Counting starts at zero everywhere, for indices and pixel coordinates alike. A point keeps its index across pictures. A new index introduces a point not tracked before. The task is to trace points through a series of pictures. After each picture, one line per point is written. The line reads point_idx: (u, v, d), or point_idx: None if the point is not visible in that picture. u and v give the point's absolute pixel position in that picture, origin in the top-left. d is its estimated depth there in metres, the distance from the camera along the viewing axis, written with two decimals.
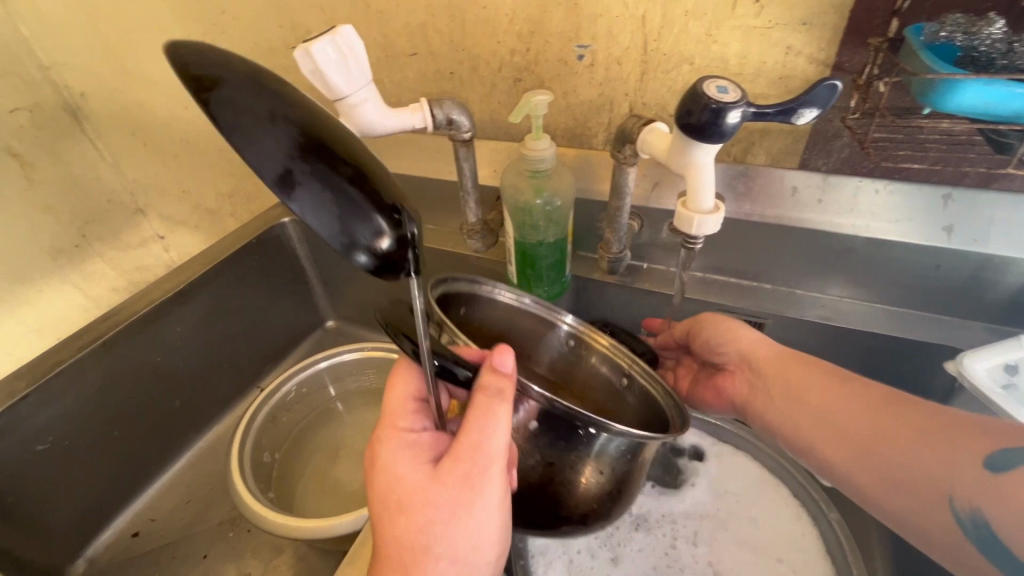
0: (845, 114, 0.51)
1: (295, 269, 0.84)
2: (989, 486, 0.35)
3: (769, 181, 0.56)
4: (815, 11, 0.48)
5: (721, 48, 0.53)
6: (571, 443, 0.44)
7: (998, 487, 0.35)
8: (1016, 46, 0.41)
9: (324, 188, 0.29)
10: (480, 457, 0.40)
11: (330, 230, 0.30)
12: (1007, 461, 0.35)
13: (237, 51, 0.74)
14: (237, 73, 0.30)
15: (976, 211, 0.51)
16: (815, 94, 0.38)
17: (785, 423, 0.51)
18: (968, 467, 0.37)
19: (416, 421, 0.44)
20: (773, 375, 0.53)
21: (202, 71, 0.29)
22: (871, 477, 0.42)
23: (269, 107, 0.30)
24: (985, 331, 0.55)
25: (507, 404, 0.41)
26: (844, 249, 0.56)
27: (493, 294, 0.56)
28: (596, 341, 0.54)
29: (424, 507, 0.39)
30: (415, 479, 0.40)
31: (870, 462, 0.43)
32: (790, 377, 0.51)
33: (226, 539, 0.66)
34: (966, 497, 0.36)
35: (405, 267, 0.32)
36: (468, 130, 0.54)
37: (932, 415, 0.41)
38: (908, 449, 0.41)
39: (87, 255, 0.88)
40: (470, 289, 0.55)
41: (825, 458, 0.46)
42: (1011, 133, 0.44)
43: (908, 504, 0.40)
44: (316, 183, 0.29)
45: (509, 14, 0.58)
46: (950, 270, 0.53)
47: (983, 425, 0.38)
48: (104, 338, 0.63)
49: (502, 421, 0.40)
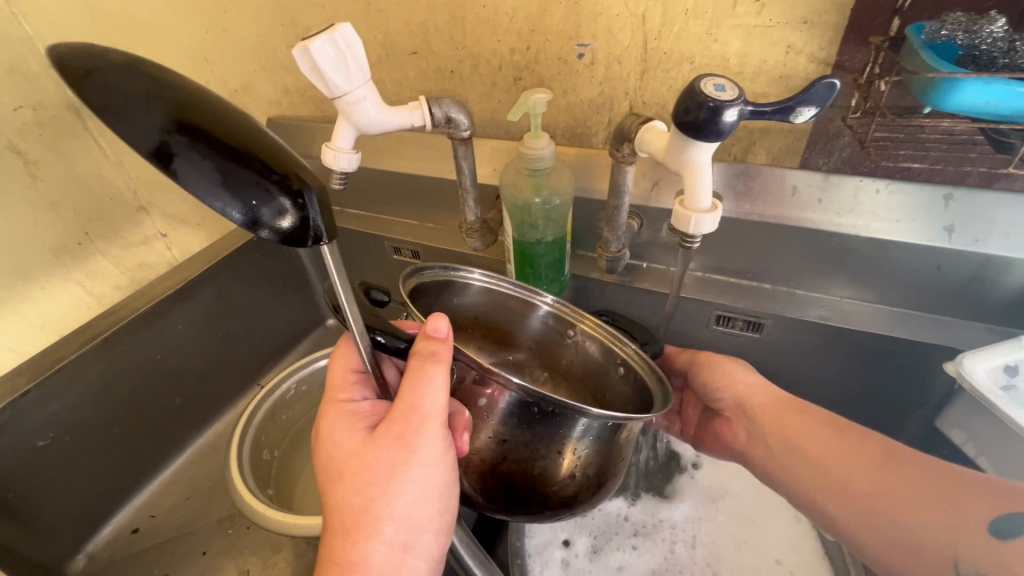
0: (846, 113, 0.51)
1: (296, 267, 0.84)
2: (998, 556, 0.38)
3: (769, 181, 0.55)
4: (817, 9, 0.48)
5: (721, 47, 0.53)
6: (548, 423, 0.44)
7: (1005, 557, 0.37)
8: (1018, 44, 0.41)
9: (210, 167, 0.30)
10: (411, 417, 0.41)
11: (227, 207, 0.30)
12: (1013, 529, 0.38)
13: (239, 49, 0.74)
14: (112, 61, 0.30)
15: (978, 210, 0.50)
16: (813, 92, 0.37)
17: (782, 472, 0.53)
18: (975, 533, 0.40)
19: (358, 392, 0.46)
20: (767, 421, 0.55)
21: (76, 63, 0.29)
22: (871, 537, 0.45)
23: (146, 89, 0.30)
24: (986, 332, 0.55)
25: (438, 364, 0.42)
26: (845, 249, 0.55)
27: (471, 280, 0.56)
28: (579, 322, 0.54)
29: (362, 470, 0.40)
30: (351, 445, 0.42)
31: (873, 521, 0.45)
32: (784, 425, 0.54)
33: (226, 535, 0.66)
34: (972, 565, 0.39)
35: (309, 236, 0.33)
36: (467, 128, 0.54)
37: (929, 476, 0.44)
38: (911, 508, 0.44)
39: (90, 252, 0.89)
40: (445, 277, 0.55)
41: (826, 511, 0.49)
42: (1012, 133, 0.44)
43: (911, 566, 0.42)
44: (202, 161, 0.30)
45: (509, 13, 0.58)
46: (952, 270, 0.53)
47: (989, 490, 0.41)
48: (105, 335, 0.64)
49: (435, 385, 0.41)
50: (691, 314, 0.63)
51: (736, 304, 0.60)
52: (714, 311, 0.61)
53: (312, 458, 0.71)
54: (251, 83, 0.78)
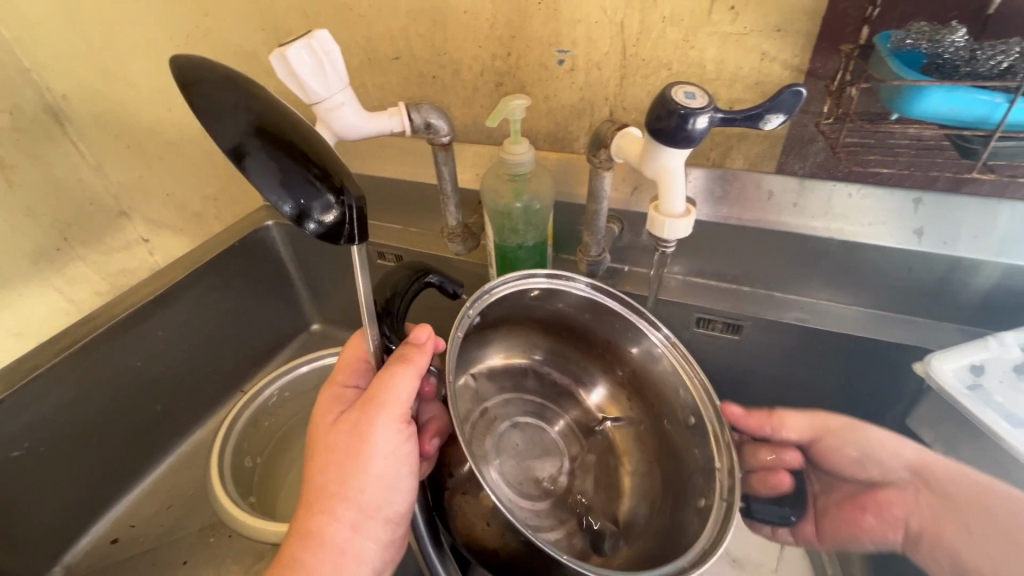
0: (819, 119, 0.52)
1: (279, 271, 0.84)
2: None
3: (746, 185, 0.57)
4: (790, 18, 0.49)
5: (698, 53, 0.53)
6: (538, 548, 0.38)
7: None
8: (979, 53, 0.42)
9: (276, 165, 0.34)
10: (370, 405, 0.42)
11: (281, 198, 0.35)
12: None
13: (219, 53, 0.73)
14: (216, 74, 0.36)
15: (945, 214, 0.52)
16: (779, 100, 0.38)
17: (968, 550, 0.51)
18: None
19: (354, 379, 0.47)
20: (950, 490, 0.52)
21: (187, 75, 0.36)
22: None
23: (237, 97, 0.35)
24: (955, 332, 0.56)
25: (408, 364, 0.43)
26: (821, 252, 0.56)
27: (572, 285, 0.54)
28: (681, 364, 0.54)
29: (324, 449, 0.41)
30: (323, 425, 0.43)
31: None
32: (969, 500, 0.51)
33: (206, 544, 0.65)
34: None
35: (347, 236, 0.37)
36: (446, 133, 0.54)
37: None
38: None
39: (69, 258, 0.88)
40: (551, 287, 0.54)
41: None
42: (974, 138, 0.45)
43: None
44: (270, 160, 0.34)
45: (490, 18, 0.58)
46: (922, 272, 0.54)
47: None
48: (82, 343, 0.63)
49: (401, 377, 0.42)
50: (671, 317, 0.63)
51: (714, 305, 0.61)
52: (695, 313, 0.62)
53: None
54: None
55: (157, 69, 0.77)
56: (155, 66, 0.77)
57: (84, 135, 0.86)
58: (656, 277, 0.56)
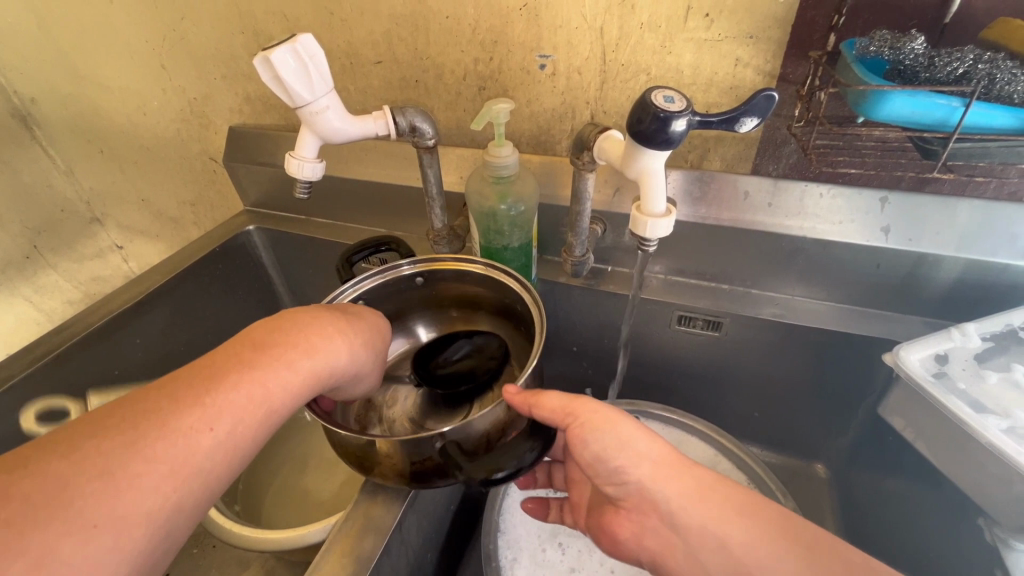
0: (790, 123, 0.55)
1: (261, 276, 0.84)
2: None
3: (722, 185, 0.59)
4: (761, 25, 0.51)
5: (675, 58, 0.55)
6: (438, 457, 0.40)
7: None
8: (937, 59, 0.44)
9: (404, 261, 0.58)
10: (380, 351, 0.48)
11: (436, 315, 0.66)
12: None
13: (198, 57, 0.73)
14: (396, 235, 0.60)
15: (910, 213, 0.54)
16: (754, 103, 0.39)
17: None
18: None
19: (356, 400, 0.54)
20: None
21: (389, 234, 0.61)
22: None
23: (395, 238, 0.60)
24: (921, 324, 0.59)
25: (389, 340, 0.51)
26: (795, 249, 0.58)
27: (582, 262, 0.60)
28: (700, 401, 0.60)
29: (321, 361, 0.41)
30: (345, 367, 0.43)
31: None
32: None
33: (189, 556, 0.64)
34: None
35: (416, 279, 0.58)
36: (432, 137, 0.54)
37: None
38: None
39: (39, 266, 0.90)
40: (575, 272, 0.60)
41: None
42: (936, 141, 0.47)
43: None
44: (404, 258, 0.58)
45: (471, 24, 0.59)
46: (889, 268, 0.56)
47: None
48: (57, 352, 0.62)
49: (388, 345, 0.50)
50: (655, 317, 0.65)
51: (694, 304, 0.63)
52: (675, 311, 0.63)
53: (280, 471, 0.70)
54: (211, 92, 0.76)
55: (133, 72, 0.76)
56: (130, 70, 0.76)
57: (55, 140, 0.84)
58: (639, 278, 0.56)
